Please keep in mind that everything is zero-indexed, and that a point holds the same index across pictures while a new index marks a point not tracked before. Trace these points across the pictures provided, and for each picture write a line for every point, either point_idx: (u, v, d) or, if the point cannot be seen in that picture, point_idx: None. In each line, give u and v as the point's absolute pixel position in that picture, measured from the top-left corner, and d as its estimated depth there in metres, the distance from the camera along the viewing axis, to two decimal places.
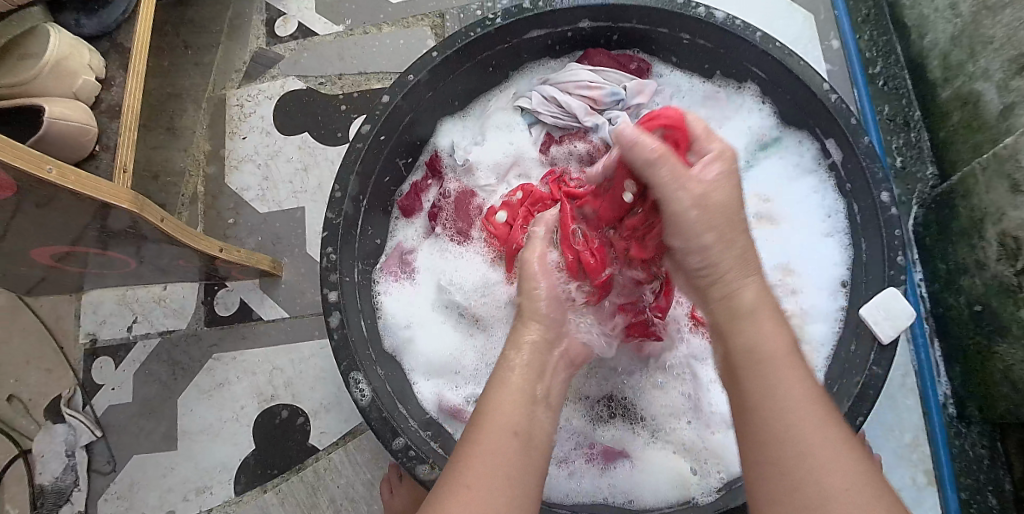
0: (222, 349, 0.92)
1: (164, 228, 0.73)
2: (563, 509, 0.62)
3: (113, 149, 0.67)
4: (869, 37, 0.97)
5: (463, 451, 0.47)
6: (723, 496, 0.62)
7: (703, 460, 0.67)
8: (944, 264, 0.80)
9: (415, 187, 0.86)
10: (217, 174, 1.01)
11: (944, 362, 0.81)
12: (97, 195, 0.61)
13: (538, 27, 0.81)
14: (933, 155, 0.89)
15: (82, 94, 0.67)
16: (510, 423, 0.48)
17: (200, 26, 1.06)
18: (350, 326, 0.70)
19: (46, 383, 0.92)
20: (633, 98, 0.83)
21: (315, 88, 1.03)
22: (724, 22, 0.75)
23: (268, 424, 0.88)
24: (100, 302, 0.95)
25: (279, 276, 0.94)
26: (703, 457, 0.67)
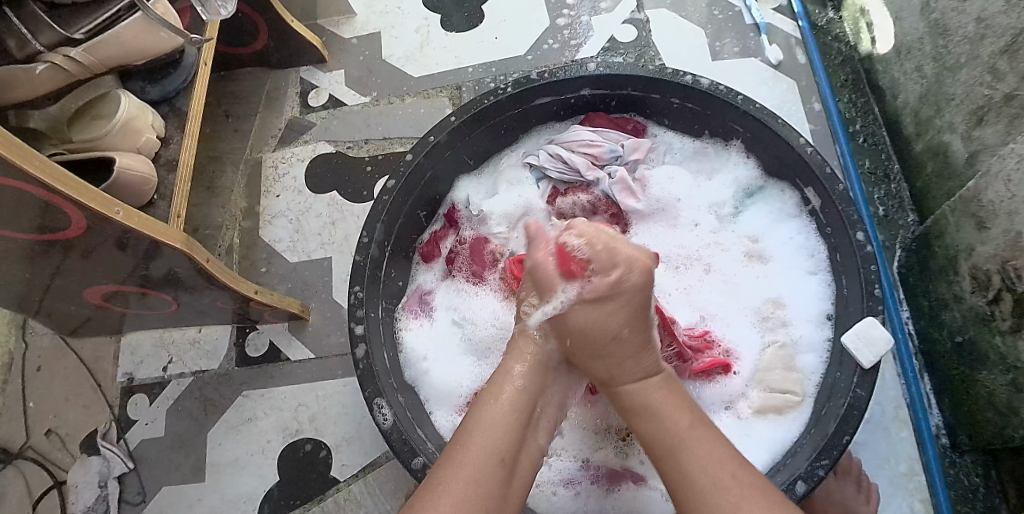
0: (250, 387, 0.98)
1: (208, 268, 0.82)
2: None
3: (170, 196, 0.78)
4: (847, 100, 1.06)
5: (459, 441, 0.57)
6: None
7: None
8: (927, 300, 0.86)
9: (434, 236, 0.94)
10: (252, 227, 1.10)
11: (934, 394, 0.85)
12: (154, 234, 0.72)
13: (544, 94, 0.91)
14: (913, 204, 0.95)
15: (144, 149, 0.78)
16: (493, 449, 0.55)
17: (242, 98, 1.19)
18: (374, 357, 0.77)
19: (83, 419, 0.98)
20: (630, 154, 0.92)
21: (344, 151, 1.13)
22: (710, 88, 0.85)
23: (293, 457, 0.93)
24: (139, 344, 1.03)
25: (306, 320, 1.01)
26: None
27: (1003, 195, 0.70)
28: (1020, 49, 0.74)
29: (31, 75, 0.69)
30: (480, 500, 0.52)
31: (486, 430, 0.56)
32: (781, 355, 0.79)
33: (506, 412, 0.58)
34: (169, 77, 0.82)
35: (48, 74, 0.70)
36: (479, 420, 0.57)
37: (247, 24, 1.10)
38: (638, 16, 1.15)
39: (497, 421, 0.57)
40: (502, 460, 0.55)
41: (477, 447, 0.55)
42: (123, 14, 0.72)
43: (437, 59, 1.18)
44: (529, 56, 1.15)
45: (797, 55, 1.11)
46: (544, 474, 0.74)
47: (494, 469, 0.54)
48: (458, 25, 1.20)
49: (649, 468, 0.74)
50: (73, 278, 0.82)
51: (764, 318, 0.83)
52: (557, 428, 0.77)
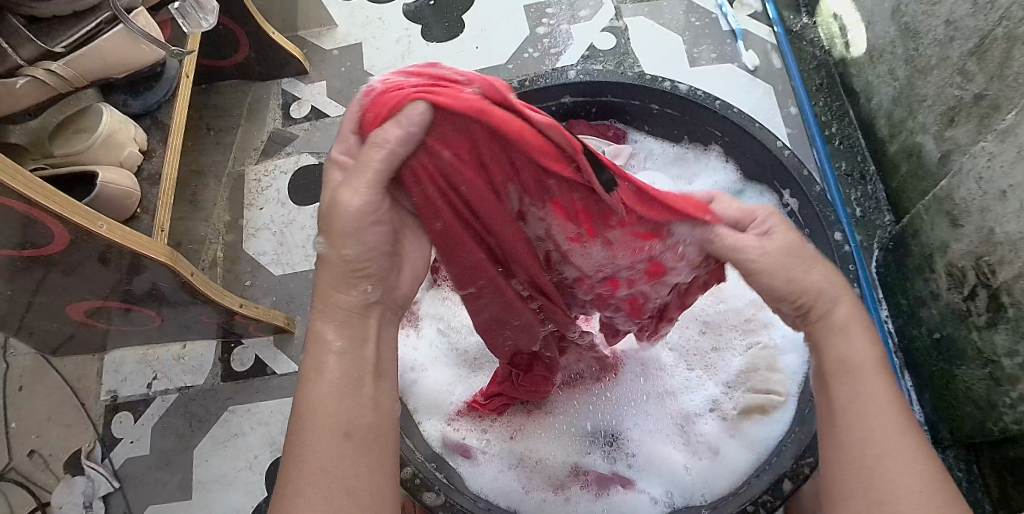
0: (236, 402, 0.97)
1: (193, 282, 0.81)
2: None
3: (152, 211, 0.77)
4: (822, 104, 1.08)
5: (295, 432, 0.47)
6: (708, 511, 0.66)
7: (689, 480, 0.72)
8: (905, 298, 0.88)
9: None
10: (236, 241, 1.10)
11: (915, 390, 0.87)
12: (138, 249, 0.71)
13: (527, 102, 0.92)
14: (889, 205, 0.98)
15: (127, 162, 0.77)
16: (337, 429, 0.47)
17: (223, 112, 1.19)
18: None
19: (65, 438, 0.97)
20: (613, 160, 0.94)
21: (327, 162, 1.14)
22: (689, 93, 0.86)
23: (280, 472, 0.92)
24: (122, 361, 1.02)
25: (292, 332, 1.00)
26: (690, 478, 0.72)
27: (975, 193, 0.72)
28: (987, 50, 0.76)
29: (11, 90, 0.68)
30: (337, 478, 0.45)
31: (314, 414, 0.47)
32: (765, 356, 0.78)
33: (335, 388, 0.48)
34: (153, 89, 0.82)
35: (27, 89, 0.70)
36: (313, 403, 0.47)
37: (228, 36, 1.10)
38: (615, 23, 1.17)
39: (323, 401, 0.47)
40: (351, 433, 0.47)
41: (318, 431, 0.46)
42: (104, 27, 0.72)
43: None
44: (509, 65, 1.16)
45: (773, 60, 1.13)
46: (534, 480, 0.74)
47: (340, 451, 0.46)
48: (438, 35, 1.21)
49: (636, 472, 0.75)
50: (54, 296, 0.82)
51: (746, 320, 0.81)
52: (548, 436, 0.78)
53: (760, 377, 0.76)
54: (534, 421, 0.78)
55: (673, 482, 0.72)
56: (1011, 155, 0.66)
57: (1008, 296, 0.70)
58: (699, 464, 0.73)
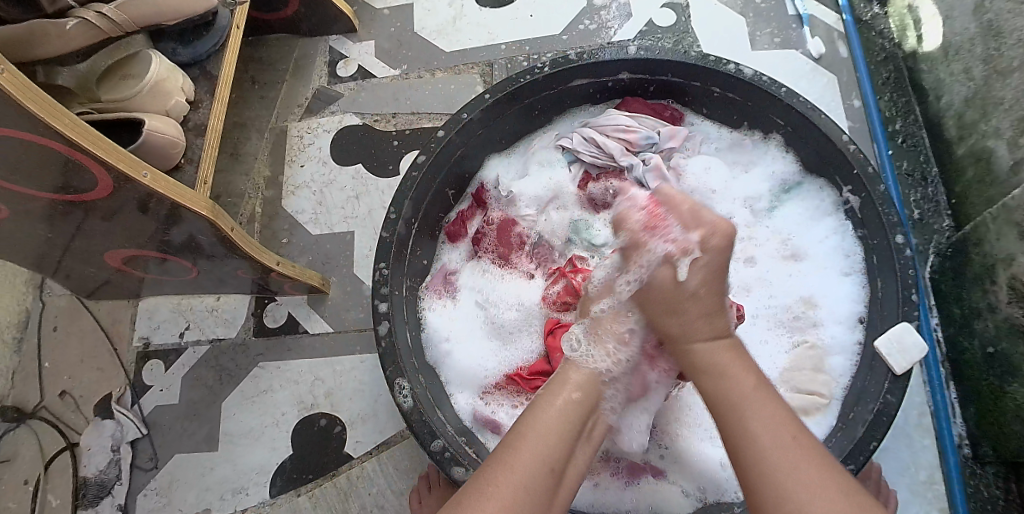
0: (266, 359, 0.97)
1: (233, 237, 0.81)
2: None
3: (197, 162, 0.76)
4: (888, 98, 1.03)
5: (514, 440, 0.53)
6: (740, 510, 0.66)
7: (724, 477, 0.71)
8: (959, 308, 0.84)
9: (461, 215, 0.92)
10: (275, 197, 1.09)
11: (959, 403, 0.84)
12: (180, 200, 0.71)
13: (582, 76, 0.89)
14: (950, 209, 0.93)
15: (173, 111, 0.77)
16: (545, 458, 0.52)
17: (269, 65, 1.17)
18: (397, 335, 0.76)
19: (98, 382, 0.99)
20: (666, 142, 0.91)
21: (370, 124, 1.12)
22: (754, 78, 0.83)
23: (306, 431, 0.92)
24: (156, 309, 1.03)
25: (326, 294, 1.00)
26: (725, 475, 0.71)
27: None
28: None
29: (61, 30, 0.67)
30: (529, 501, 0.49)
31: (535, 439, 0.53)
32: (812, 355, 0.78)
33: (560, 421, 0.55)
34: (203, 39, 0.81)
35: (78, 31, 0.69)
36: (535, 424, 0.54)
37: None
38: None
39: (550, 427, 0.54)
40: (554, 468, 0.52)
41: (529, 452, 0.52)
42: None
43: (469, 35, 1.15)
44: (564, 36, 1.12)
45: (839, 48, 1.08)
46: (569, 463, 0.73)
47: (544, 479, 0.51)
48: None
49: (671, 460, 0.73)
50: (95, 241, 0.82)
51: (795, 318, 0.82)
52: None
53: (805, 377, 0.77)
54: None
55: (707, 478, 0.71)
56: None
57: None
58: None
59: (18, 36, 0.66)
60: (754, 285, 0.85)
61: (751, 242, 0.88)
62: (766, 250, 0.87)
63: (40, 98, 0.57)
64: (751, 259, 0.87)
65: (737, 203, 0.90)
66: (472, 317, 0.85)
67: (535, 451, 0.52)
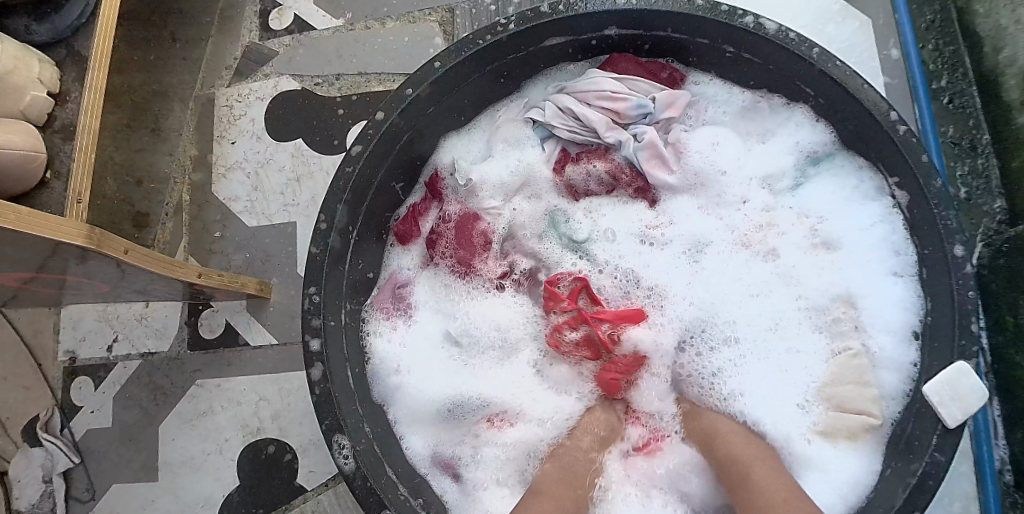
0: (205, 376, 0.86)
1: (131, 260, 0.66)
2: None
3: (66, 177, 0.61)
4: (932, 47, 0.85)
5: None
6: None
7: None
8: (1012, 315, 0.71)
9: (412, 210, 0.78)
10: (205, 182, 0.94)
11: (1003, 423, 0.72)
12: (48, 234, 0.56)
13: (559, 34, 0.72)
14: (1003, 187, 0.76)
15: (31, 112, 0.60)
16: None
17: (189, 17, 0.98)
18: (334, 378, 0.63)
19: (24, 402, 0.89)
20: (662, 112, 0.74)
21: (311, 88, 0.94)
22: (777, 34, 0.65)
23: (253, 459, 0.82)
24: (80, 318, 0.91)
25: (268, 299, 0.87)
26: None
27: None
28: None
29: None
30: None
31: None
32: (855, 367, 0.65)
33: None
34: (62, 10, 0.63)
35: None
36: None
37: None
38: None
39: None
40: None
41: None
42: None
43: None
44: None
45: None
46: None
47: None
48: None
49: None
50: None
51: (833, 321, 0.68)
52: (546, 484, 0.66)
53: (849, 393, 0.64)
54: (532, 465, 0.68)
55: None
56: None
57: None
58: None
59: None
60: (782, 281, 0.70)
61: (773, 231, 0.72)
62: (791, 239, 0.71)
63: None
64: (773, 251, 0.71)
65: (752, 186, 0.73)
66: (431, 346, 0.72)
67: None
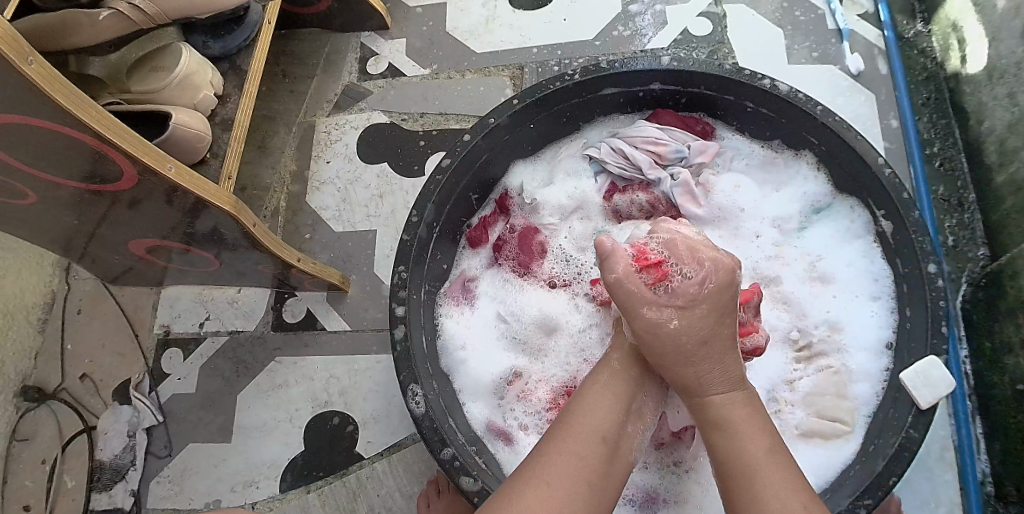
0: (284, 354, 0.98)
1: (254, 232, 0.81)
2: None
3: (221, 157, 0.77)
4: (927, 120, 1.01)
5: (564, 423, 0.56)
6: None
7: None
8: (990, 339, 0.83)
9: (483, 221, 0.91)
10: (299, 193, 1.09)
11: (985, 439, 0.83)
12: (204, 194, 0.72)
13: (612, 85, 0.87)
14: (986, 238, 0.91)
15: (201, 105, 0.78)
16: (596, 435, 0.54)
17: (300, 59, 1.18)
18: (413, 340, 0.75)
19: (117, 367, 0.99)
20: (695, 157, 0.88)
21: (398, 122, 1.11)
22: (787, 93, 0.81)
23: (318, 428, 0.93)
24: (177, 298, 1.03)
25: (346, 291, 1.00)
26: None
27: None
28: None
29: (94, 20, 0.68)
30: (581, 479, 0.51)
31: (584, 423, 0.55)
32: (835, 381, 0.75)
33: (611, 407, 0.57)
34: (233, 34, 0.82)
35: (113, 20, 0.70)
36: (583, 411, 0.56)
37: None
38: (715, 10, 1.11)
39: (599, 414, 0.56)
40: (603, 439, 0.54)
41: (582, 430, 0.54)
42: None
43: (502, 37, 1.15)
44: (598, 42, 1.11)
45: (879, 65, 1.05)
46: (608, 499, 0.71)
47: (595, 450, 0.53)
48: (527, 2, 1.16)
49: (701, 498, 0.71)
50: (120, 229, 0.82)
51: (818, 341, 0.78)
52: None
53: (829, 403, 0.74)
54: None
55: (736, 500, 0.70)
56: None
57: None
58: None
59: (52, 23, 0.67)
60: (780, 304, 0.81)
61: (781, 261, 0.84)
62: (792, 270, 0.83)
63: (62, 87, 0.56)
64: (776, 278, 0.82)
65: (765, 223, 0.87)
66: (483, 328, 0.84)
67: (584, 428, 0.54)
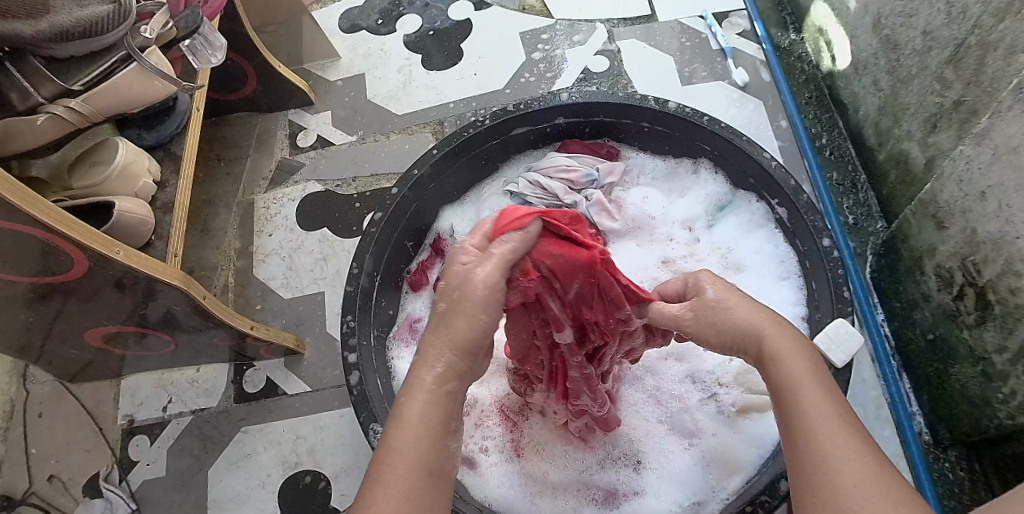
0: (249, 423, 1.00)
1: (206, 304, 0.85)
2: None
3: (166, 238, 0.82)
4: (813, 116, 1.11)
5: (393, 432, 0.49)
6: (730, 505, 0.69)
7: (711, 477, 0.74)
8: (898, 301, 0.90)
9: (422, 265, 0.96)
10: (247, 267, 1.13)
11: (914, 392, 0.88)
12: (154, 273, 0.76)
13: (521, 125, 0.95)
14: (881, 211, 1.00)
15: (141, 193, 0.82)
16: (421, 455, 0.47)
17: (234, 143, 1.24)
18: (367, 382, 0.79)
19: (84, 462, 0.99)
20: (605, 178, 0.96)
21: (333, 189, 1.17)
22: (676, 110, 0.89)
23: (292, 490, 0.95)
24: (138, 386, 1.04)
25: (302, 353, 1.03)
26: (710, 476, 0.74)
27: (957, 195, 0.76)
28: (962, 58, 0.79)
29: (32, 125, 0.73)
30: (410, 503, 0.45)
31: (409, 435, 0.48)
32: None
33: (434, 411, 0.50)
34: (164, 123, 0.87)
35: (49, 124, 0.75)
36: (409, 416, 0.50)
37: (236, 71, 1.16)
38: (608, 47, 1.21)
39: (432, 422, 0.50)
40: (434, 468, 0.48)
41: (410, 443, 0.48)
42: (118, 65, 0.77)
43: (420, 97, 1.23)
44: (507, 90, 1.21)
45: (762, 74, 1.16)
46: (567, 503, 0.75)
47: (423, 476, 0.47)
48: (439, 64, 1.26)
49: (654, 489, 0.75)
50: (74, 322, 0.85)
51: None
52: (530, 458, 0.78)
53: (759, 378, 0.79)
54: (521, 447, 0.79)
55: (688, 484, 0.74)
56: (987, 157, 0.70)
57: (994, 294, 0.72)
58: (712, 461, 0.75)
59: None
60: None
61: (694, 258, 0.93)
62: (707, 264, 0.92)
63: (8, 184, 0.61)
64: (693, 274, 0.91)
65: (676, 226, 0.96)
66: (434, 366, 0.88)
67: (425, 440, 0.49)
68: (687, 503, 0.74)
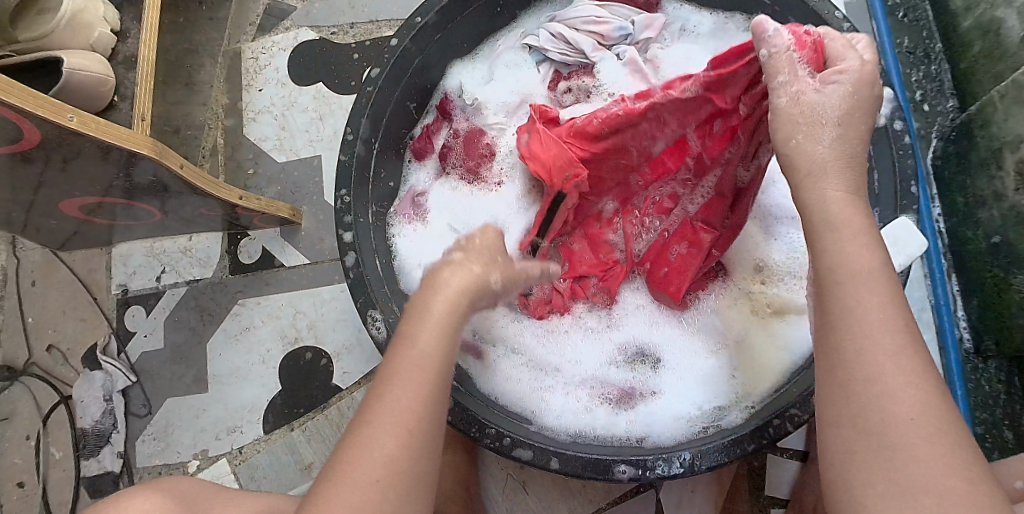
0: (246, 295, 0.95)
1: (184, 175, 0.76)
2: (572, 450, 0.65)
3: (131, 98, 0.71)
4: None
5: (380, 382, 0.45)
6: (754, 415, 0.65)
7: (735, 379, 0.70)
8: (961, 196, 0.80)
9: (426, 129, 0.84)
10: (236, 127, 1.02)
11: (961, 295, 0.82)
12: (119, 142, 0.66)
13: None
14: (954, 88, 0.86)
15: (98, 46, 0.70)
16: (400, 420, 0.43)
17: None
18: (365, 265, 0.72)
19: (82, 332, 0.96)
20: (642, 33, 0.82)
21: (327, 38, 1.03)
22: None
23: (293, 365, 0.92)
24: (129, 254, 0.98)
25: (299, 224, 0.97)
26: (733, 379, 0.70)
27: None
28: None
29: None
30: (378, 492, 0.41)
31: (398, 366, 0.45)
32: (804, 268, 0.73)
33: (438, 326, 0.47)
34: None
35: None
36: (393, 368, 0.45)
37: None
38: None
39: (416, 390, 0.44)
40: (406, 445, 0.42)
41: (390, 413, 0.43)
42: None
43: None
44: None
45: None
46: (580, 397, 0.72)
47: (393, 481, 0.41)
48: None
49: (671, 387, 0.72)
50: (46, 191, 0.77)
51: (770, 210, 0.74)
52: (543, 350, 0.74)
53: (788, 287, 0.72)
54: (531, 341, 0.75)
55: (708, 386, 0.71)
56: None
57: None
58: (734, 365, 0.71)
59: None
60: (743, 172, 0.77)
61: None
62: None
63: None
64: None
65: None
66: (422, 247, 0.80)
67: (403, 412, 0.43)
68: (705, 405, 0.70)
